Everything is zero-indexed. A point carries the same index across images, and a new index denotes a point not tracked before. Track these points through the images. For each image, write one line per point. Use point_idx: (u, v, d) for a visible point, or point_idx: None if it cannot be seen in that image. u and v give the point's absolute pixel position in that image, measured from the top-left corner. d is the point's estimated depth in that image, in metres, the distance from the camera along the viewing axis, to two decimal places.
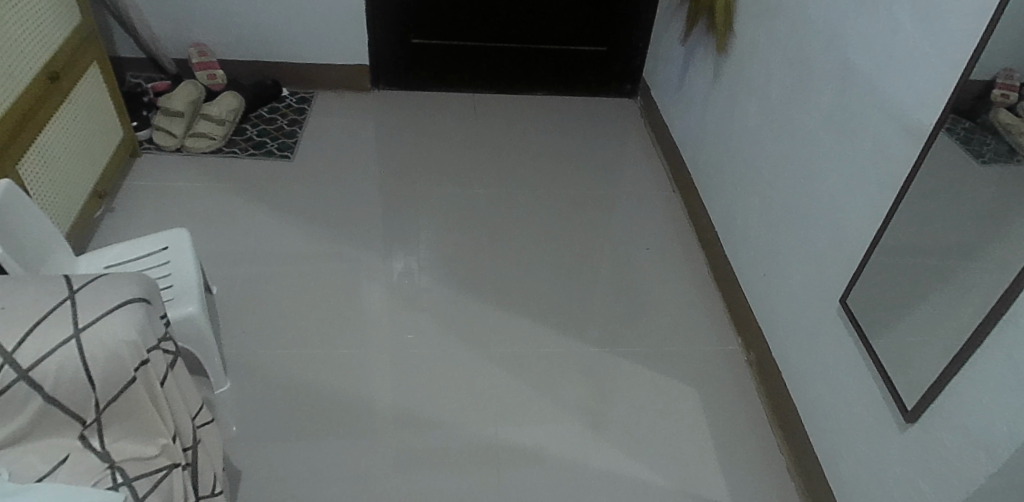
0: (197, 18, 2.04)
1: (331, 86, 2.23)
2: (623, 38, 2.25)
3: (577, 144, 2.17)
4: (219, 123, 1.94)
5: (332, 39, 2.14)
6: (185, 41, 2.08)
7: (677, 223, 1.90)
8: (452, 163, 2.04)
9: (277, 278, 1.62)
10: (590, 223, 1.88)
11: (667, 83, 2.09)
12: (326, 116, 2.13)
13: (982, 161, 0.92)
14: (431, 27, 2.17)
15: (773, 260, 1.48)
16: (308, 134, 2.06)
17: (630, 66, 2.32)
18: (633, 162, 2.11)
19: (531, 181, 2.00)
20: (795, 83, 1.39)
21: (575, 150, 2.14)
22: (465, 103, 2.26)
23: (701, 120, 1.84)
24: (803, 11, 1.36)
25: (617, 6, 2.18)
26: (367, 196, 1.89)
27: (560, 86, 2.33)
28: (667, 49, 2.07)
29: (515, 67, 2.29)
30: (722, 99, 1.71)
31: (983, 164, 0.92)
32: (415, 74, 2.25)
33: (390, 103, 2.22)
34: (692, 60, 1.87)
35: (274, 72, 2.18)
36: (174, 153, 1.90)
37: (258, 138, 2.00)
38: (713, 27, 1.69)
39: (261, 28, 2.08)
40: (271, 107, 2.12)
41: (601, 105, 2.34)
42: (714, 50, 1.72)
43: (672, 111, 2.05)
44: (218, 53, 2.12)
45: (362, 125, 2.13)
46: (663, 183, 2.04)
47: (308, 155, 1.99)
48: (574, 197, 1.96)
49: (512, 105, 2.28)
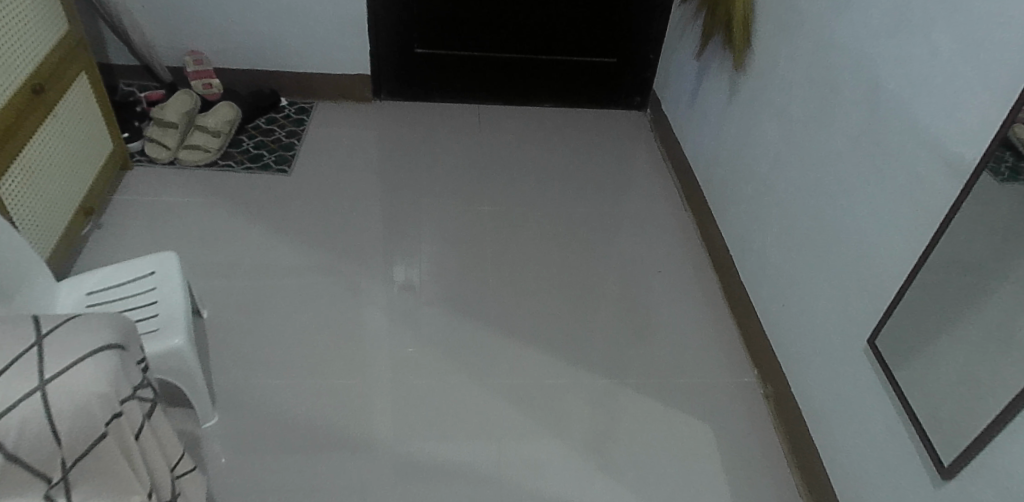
0: (193, 25, 1.97)
1: (332, 96, 2.16)
2: (633, 49, 2.18)
3: (585, 160, 2.10)
4: (214, 134, 1.87)
5: (332, 48, 2.07)
6: (180, 48, 2.01)
7: (689, 245, 1.83)
8: (456, 179, 1.97)
9: (271, 301, 1.55)
10: (598, 243, 1.81)
11: (679, 98, 2.02)
12: (326, 128, 2.06)
13: (1000, 179, 0.88)
14: (436, 37, 2.10)
15: (793, 290, 1.40)
16: (307, 146, 1.99)
17: (640, 78, 2.25)
18: (644, 179, 2.04)
19: (537, 199, 1.93)
20: (819, 105, 1.32)
21: (583, 167, 2.07)
22: (470, 116, 2.20)
23: (716, 139, 1.77)
24: (828, 31, 1.28)
25: (628, 16, 2.11)
26: (367, 213, 1.82)
27: (567, 99, 2.27)
28: (680, 62, 2.00)
29: (521, 78, 2.22)
30: (739, 117, 1.63)
31: (1001, 182, 0.88)
32: (418, 85, 2.19)
33: (393, 115, 2.15)
34: (706, 76, 1.80)
35: (273, 81, 2.11)
36: (166, 166, 1.83)
37: (255, 150, 1.93)
38: (729, 43, 1.62)
39: (259, 36, 2.01)
40: (269, 118, 2.05)
41: (610, 118, 2.28)
42: (730, 67, 1.65)
43: (684, 127, 1.98)
44: (215, 61, 2.05)
45: (364, 138, 2.06)
46: (674, 201, 1.97)
47: (307, 169, 1.92)
48: (583, 216, 1.89)
49: (519, 118, 2.22)
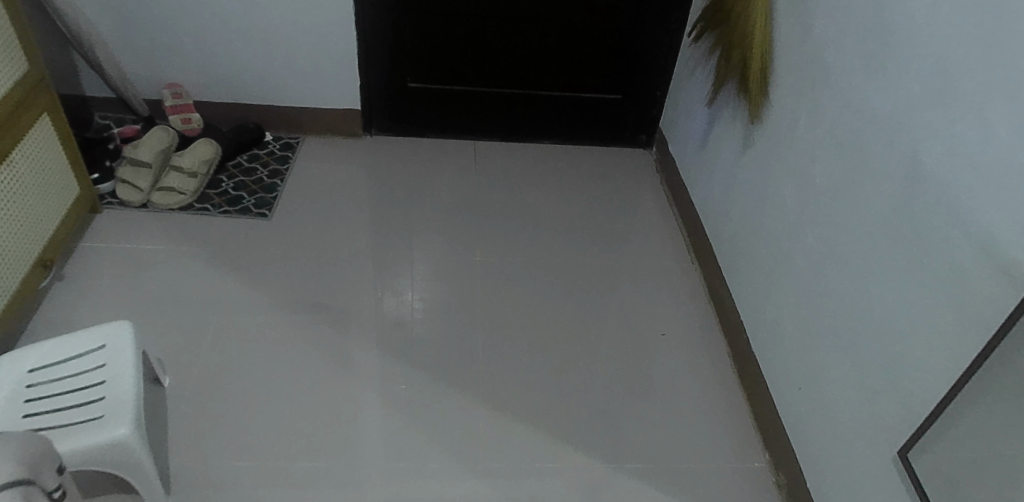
0: (173, 57, 1.85)
1: (321, 131, 2.04)
2: (639, 86, 2.06)
3: (586, 206, 1.98)
4: (190, 176, 1.76)
5: (321, 81, 1.95)
6: (159, 81, 1.90)
7: (697, 304, 1.71)
8: (449, 226, 1.85)
9: (241, 365, 1.43)
10: (599, 301, 1.68)
11: (688, 142, 1.90)
12: (313, 167, 1.95)
13: None
14: (430, 70, 1.98)
15: (811, 372, 1.27)
16: (291, 187, 1.87)
17: (647, 115, 2.13)
18: (648, 228, 1.92)
19: (535, 249, 1.82)
20: (844, 173, 1.19)
21: (584, 213, 1.95)
22: (466, 155, 2.09)
23: (727, 192, 1.65)
24: (856, 93, 1.16)
25: (634, 51, 1.98)
26: (353, 263, 1.70)
27: (568, 136, 2.16)
28: (689, 104, 1.88)
29: (521, 115, 2.10)
30: (755, 173, 1.51)
31: None
32: (411, 121, 2.07)
33: (385, 153, 2.04)
34: (718, 123, 1.68)
35: (257, 115, 2.00)
36: (139, 209, 1.71)
37: (234, 192, 1.81)
38: (745, 91, 1.50)
39: (243, 69, 1.90)
40: (251, 155, 1.93)
41: (614, 158, 2.16)
42: (745, 118, 1.53)
43: (694, 174, 1.86)
44: (196, 94, 1.93)
45: (352, 178, 1.94)
46: (681, 254, 1.85)
47: (289, 212, 1.80)
48: (583, 270, 1.77)
49: (517, 158, 2.11)
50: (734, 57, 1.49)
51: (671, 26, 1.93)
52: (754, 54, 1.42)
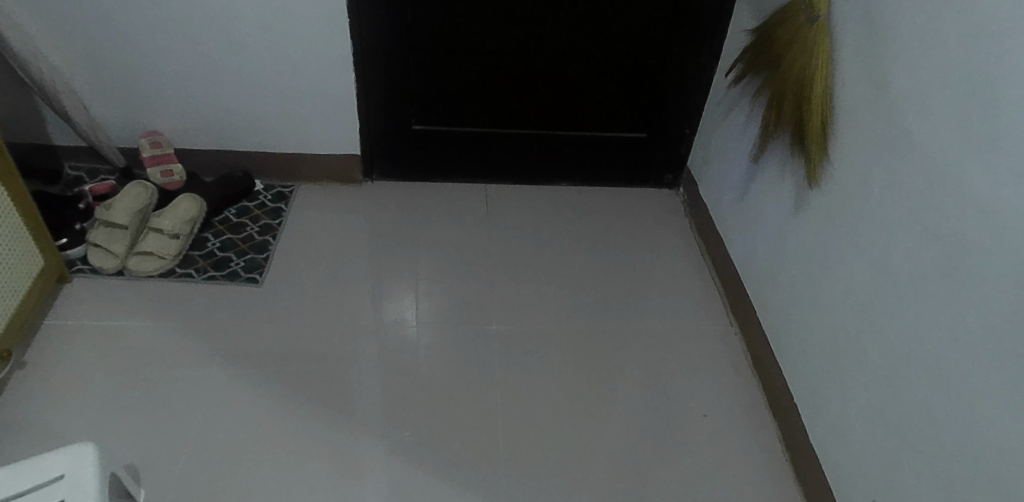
0: (152, 103, 1.67)
1: (318, 178, 1.86)
2: (666, 124, 1.87)
3: (610, 260, 1.81)
4: (171, 237, 1.57)
5: (318, 125, 1.77)
6: (136, 128, 1.71)
7: (741, 379, 1.55)
8: (465, 288, 1.68)
9: (232, 468, 1.26)
10: (635, 380, 1.52)
11: (723, 190, 1.73)
12: (310, 220, 1.77)
13: None
14: (436, 111, 1.80)
15: (895, 483, 1.12)
16: (284, 244, 1.69)
17: (673, 155, 1.95)
18: (680, 285, 1.76)
19: (558, 313, 1.65)
20: (937, 265, 1.04)
21: (610, 269, 1.78)
22: (477, 202, 1.91)
23: (777, 255, 1.49)
24: (954, 173, 1.00)
25: (661, 87, 1.80)
26: (359, 337, 1.52)
27: (587, 178, 1.99)
28: (724, 148, 1.70)
29: (535, 156, 1.92)
30: (815, 242, 1.35)
31: None
32: (416, 164, 1.89)
33: (388, 201, 1.86)
34: (764, 177, 1.51)
35: (247, 163, 1.81)
36: (114, 277, 1.53)
37: (221, 252, 1.63)
38: (801, 149, 1.32)
39: (230, 114, 1.71)
40: (239, 208, 1.75)
41: (638, 201, 1.98)
42: (801, 177, 1.36)
43: (732, 227, 1.69)
44: (177, 141, 1.75)
45: (354, 232, 1.77)
46: (718, 316, 1.69)
47: (284, 275, 1.62)
48: (612, 340, 1.61)
49: (532, 204, 1.93)
50: (789, 110, 1.32)
51: (702, 61, 1.74)
52: (814, 110, 1.25)
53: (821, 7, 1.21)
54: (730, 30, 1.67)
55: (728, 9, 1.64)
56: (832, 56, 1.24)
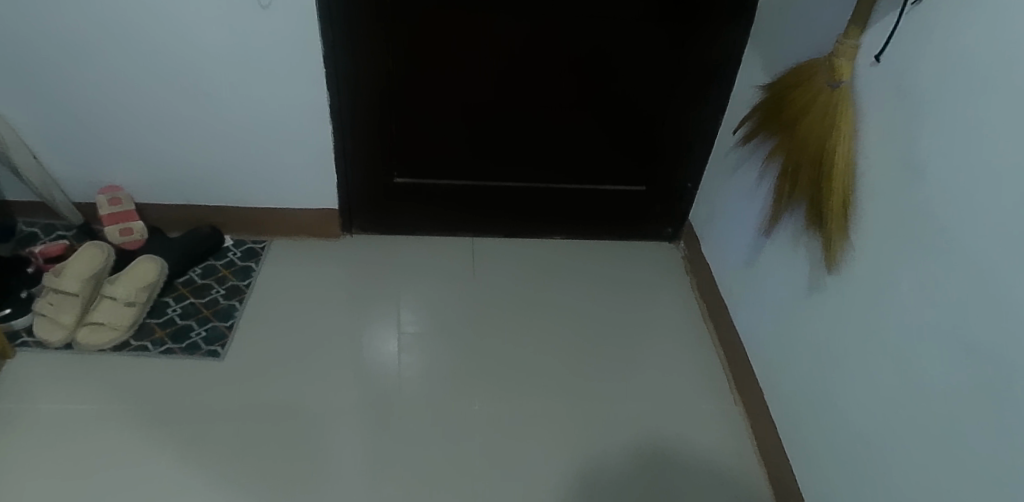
0: (111, 157, 1.54)
1: (292, 233, 1.73)
2: (667, 177, 1.74)
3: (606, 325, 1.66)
4: (125, 304, 1.43)
5: (292, 179, 1.64)
6: (95, 183, 1.59)
7: (746, 472, 1.39)
8: (447, 358, 1.53)
9: None
10: (630, 471, 1.36)
11: (729, 255, 1.58)
12: (281, 280, 1.64)
13: None
14: (420, 165, 1.66)
15: None
16: (251, 309, 1.56)
17: (674, 208, 1.81)
18: (681, 355, 1.61)
19: (547, 387, 1.50)
20: (979, 382, 0.89)
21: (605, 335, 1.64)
22: (463, 259, 1.78)
23: (789, 335, 1.34)
24: (1001, 280, 0.85)
25: (663, 139, 1.66)
26: (326, 417, 1.38)
27: (582, 231, 1.85)
28: (731, 208, 1.56)
29: (526, 209, 1.78)
30: (833, 328, 1.20)
31: None
32: (397, 217, 1.76)
33: (367, 258, 1.73)
34: (776, 248, 1.37)
35: (216, 217, 1.68)
36: (61, 351, 1.40)
37: (181, 320, 1.50)
38: (817, 227, 1.18)
39: (195, 167, 1.58)
40: (206, 268, 1.62)
41: (637, 257, 1.85)
42: (818, 256, 1.22)
43: (738, 295, 1.55)
44: (140, 196, 1.62)
45: (328, 293, 1.63)
46: (722, 392, 1.54)
47: (248, 345, 1.48)
48: (607, 420, 1.45)
49: (521, 260, 1.80)
50: (805, 184, 1.17)
51: (707, 112, 1.61)
52: (834, 187, 1.11)
53: (844, 72, 1.07)
54: (739, 81, 1.54)
55: (736, 58, 1.52)
56: (854, 127, 1.10)
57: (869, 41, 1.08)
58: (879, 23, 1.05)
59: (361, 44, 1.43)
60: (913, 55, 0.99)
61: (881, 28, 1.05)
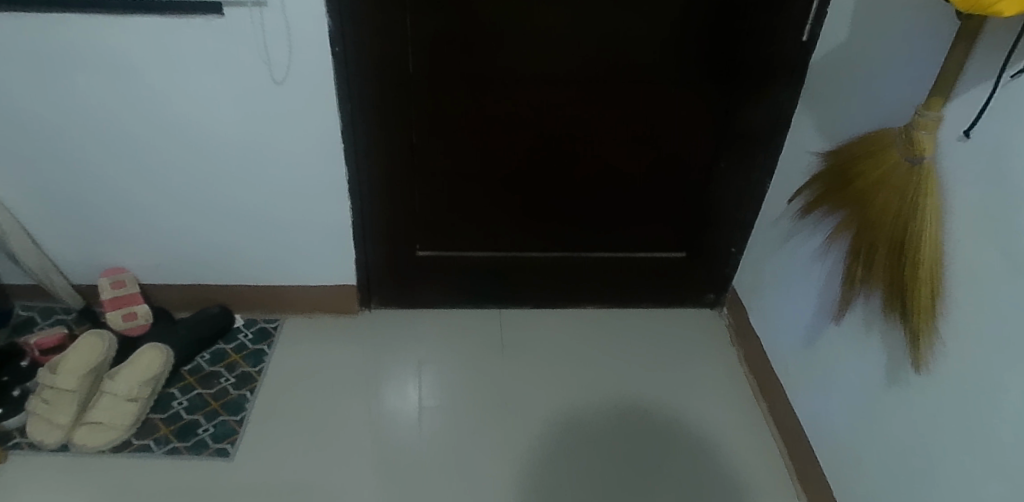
0: (114, 240, 1.44)
1: (307, 310, 1.62)
2: (708, 242, 1.61)
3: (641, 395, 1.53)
4: (126, 400, 1.31)
5: (307, 255, 1.52)
6: (97, 267, 1.48)
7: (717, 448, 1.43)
8: (476, 447, 1.39)
9: None
10: (600, 432, 1.44)
11: (783, 332, 1.45)
12: (295, 364, 1.51)
13: None
14: (443, 236, 1.55)
15: None
16: (263, 398, 1.43)
17: (717, 274, 1.68)
18: (733, 438, 1.46)
19: (583, 464, 1.38)
20: None
21: (622, 389, 1.54)
22: (489, 334, 1.65)
23: (862, 430, 1.19)
24: None
25: (705, 203, 1.54)
26: None
27: (617, 300, 1.72)
28: (783, 279, 1.43)
29: (557, 279, 1.66)
30: (920, 430, 1.05)
31: None
32: (420, 291, 1.64)
33: (386, 336, 1.61)
34: (844, 331, 1.23)
35: (227, 298, 1.57)
36: (57, 452, 1.29)
37: (188, 414, 1.37)
38: (898, 317, 1.05)
39: (204, 247, 1.48)
40: (215, 352, 1.51)
41: (677, 327, 1.71)
42: (902, 347, 1.07)
43: (796, 375, 1.40)
44: (144, 278, 1.52)
45: (346, 375, 1.51)
46: (782, 482, 1.38)
47: (259, 440, 1.35)
48: (587, 402, 1.51)
49: (552, 333, 1.67)
50: (881, 268, 1.05)
51: (753, 175, 1.49)
52: (919, 274, 0.98)
53: (926, 148, 0.94)
54: (789, 144, 1.42)
55: (786, 119, 1.40)
56: (941, 207, 0.98)
57: (953, 113, 0.97)
58: (965, 95, 0.93)
59: (382, 115, 1.33)
60: (1013, 134, 0.87)
61: (968, 101, 0.93)
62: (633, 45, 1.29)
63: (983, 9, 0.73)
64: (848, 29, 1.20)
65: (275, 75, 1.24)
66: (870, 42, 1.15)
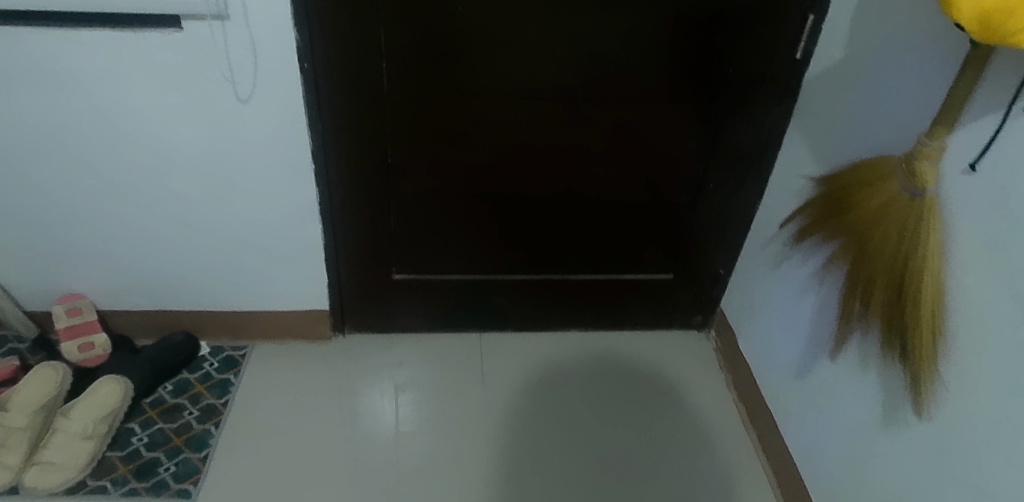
0: (69, 265, 1.36)
1: (277, 336, 1.54)
2: (696, 263, 1.56)
3: (626, 421, 1.47)
4: (81, 438, 1.24)
5: (277, 279, 1.45)
6: (51, 293, 1.40)
7: (682, 398, 1.54)
8: (455, 467, 1.35)
9: None
10: (574, 382, 1.55)
11: (773, 359, 1.40)
12: (265, 394, 1.44)
13: None
14: (420, 259, 1.48)
15: None
16: (229, 431, 1.35)
17: (705, 296, 1.63)
18: (722, 468, 1.40)
19: (558, 414, 1.47)
20: None
21: (598, 344, 1.65)
22: (470, 358, 1.58)
23: (857, 469, 1.14)
24: None
25: (694, 225, 1.49)
26: None
27: (602, 322, 1.66)
28: (774, 304, 1.38)
29: (540, 301, 1.60)
30: (920, 475, 1.00)
31: None
32: (396, 314, 1.57)
33: (362, 362, 1.54)
34: (838, 363, 1.18)
35: (192, 324, 1.49)
36: (5, 495, 1.19)
37: (148, 452, 1.29)
38: (897, 356, 1.00)
39: (166, 272, 1.39)
40: (178, 383, 1.43)
41: (663, 349, 1.65)
42: (901, 386, 1.02)
43: (787, 404, 1.35)
44: (103, 305, 1.43)
45: (318, 403, 1.44)
46: None
47: (224, 477, 1.28)
48: (565, 357, 1.61)
49: (534, 354, 1.61)
50: (879, 304, 0.99)
51: (742, 196, 1.44)
52: (921, 312, 0.93)
53: (927, 180, 0.88)
54: (781, 165, 1.37)
55: (777, 140, 1.35)
56: (943, 243, 0.92)
57: (956, 144, 0.91)
58: (970, 125, 0.88)
59: (356, 134, 1.26)
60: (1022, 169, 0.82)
61: (974, 132, 0.88)
62: (619, 63, 1.23)
63: (1006, 40, 0.67)
64: (843, 48, 1.15)
65: (239, 93, 1.17)
66: (867, 64, 1.10)
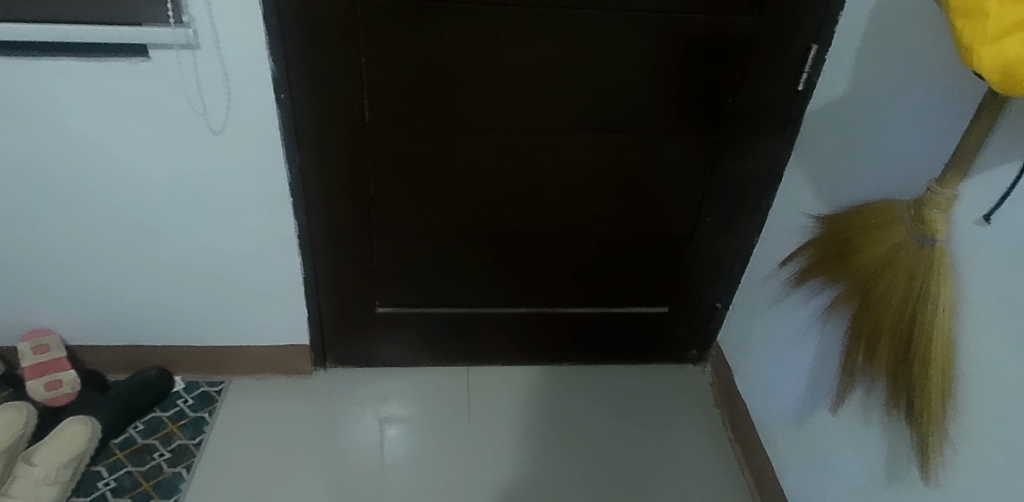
0: (36, 299, 1.30)
1: (256, 371, 1.48)
2: (692, 296, 1.50)
3: (615, 437, 1.46)
4: (45, 484, 1.17)
5: (255, 314, 1.39)
6: (18, 327, 1.34)
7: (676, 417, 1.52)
8: (439, 493, 1.32)
9: None
10: (568, 399, 1.54)
11: (771, 399, 1.34)
12: (240, 432, 1.37)
13: None
14: (405, 291, 1.42)
15: None
16: (201, 473, 1.29)
17: (700, 329, 1.57)
18: None
19: (550, 436, 1.45)
20: None
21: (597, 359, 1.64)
22: (456, 392, 1.52)
23: None
24: None
25: (689, 257, 1.43)
26: None
27: (593, 355, 1.60)
28: (773, 342, 1.32)
29: (529, 334, 1.54)
30: None
31: None
32: (380, 348, 1.51)
33: (343, 396, 1.48)
34: (839, 412, 1.12)
35: (166, 359, 1.43)
36: None
37: (114, 497, 1.23)
38: (903, 413, 0.94)
39: (138, 306, 1.34)
40: (149, 421, 1.37)
41: (658, 384, 1.59)
42: (907, 445, 0.96)
43: (786, 449, 1.29)
44: (73, 340, 1.37)
45: (297, 441, 1.38)
46: None
47: None
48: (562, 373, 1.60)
49: (524, 388, 1.55)
50: (884, 358, 0.93)
51: (740, 228, 1.38)
52: (929, 369, 0.87)
53: (938, 228, 0.82)
54: (780, 199, 1.31)
55: (777, 173, 1.30)
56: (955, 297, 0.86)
57: (969, 192, 0.86)
58: (983, 173, 0.83)
59: (336, 165, 1.20)
60: None
61: (988, 180, 0.83)
62: (612, 92, 1.17)
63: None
64: (848, 81, 1.10)
65: (212, 124, 1.11)
66: (872, 100, 1.04)
